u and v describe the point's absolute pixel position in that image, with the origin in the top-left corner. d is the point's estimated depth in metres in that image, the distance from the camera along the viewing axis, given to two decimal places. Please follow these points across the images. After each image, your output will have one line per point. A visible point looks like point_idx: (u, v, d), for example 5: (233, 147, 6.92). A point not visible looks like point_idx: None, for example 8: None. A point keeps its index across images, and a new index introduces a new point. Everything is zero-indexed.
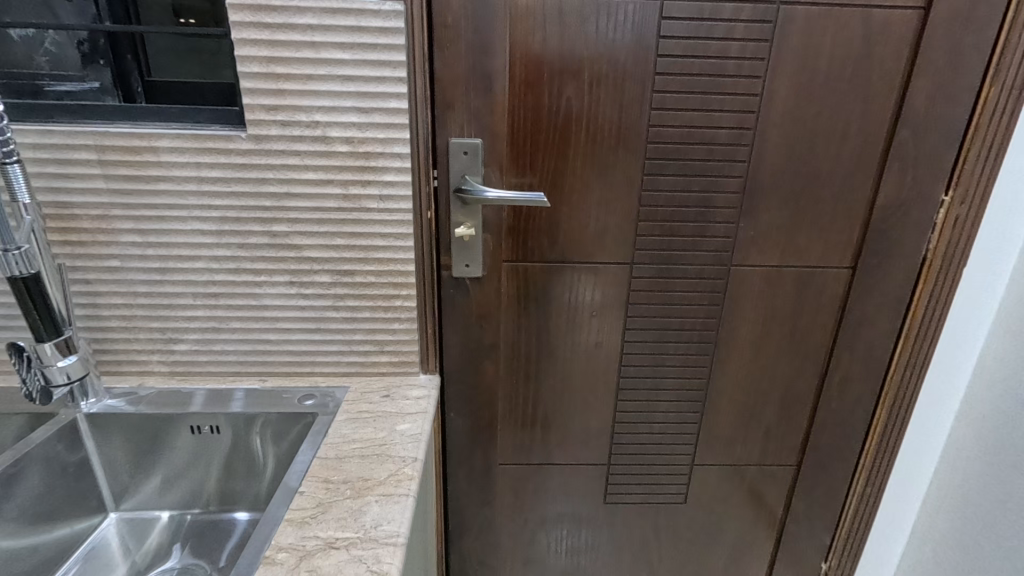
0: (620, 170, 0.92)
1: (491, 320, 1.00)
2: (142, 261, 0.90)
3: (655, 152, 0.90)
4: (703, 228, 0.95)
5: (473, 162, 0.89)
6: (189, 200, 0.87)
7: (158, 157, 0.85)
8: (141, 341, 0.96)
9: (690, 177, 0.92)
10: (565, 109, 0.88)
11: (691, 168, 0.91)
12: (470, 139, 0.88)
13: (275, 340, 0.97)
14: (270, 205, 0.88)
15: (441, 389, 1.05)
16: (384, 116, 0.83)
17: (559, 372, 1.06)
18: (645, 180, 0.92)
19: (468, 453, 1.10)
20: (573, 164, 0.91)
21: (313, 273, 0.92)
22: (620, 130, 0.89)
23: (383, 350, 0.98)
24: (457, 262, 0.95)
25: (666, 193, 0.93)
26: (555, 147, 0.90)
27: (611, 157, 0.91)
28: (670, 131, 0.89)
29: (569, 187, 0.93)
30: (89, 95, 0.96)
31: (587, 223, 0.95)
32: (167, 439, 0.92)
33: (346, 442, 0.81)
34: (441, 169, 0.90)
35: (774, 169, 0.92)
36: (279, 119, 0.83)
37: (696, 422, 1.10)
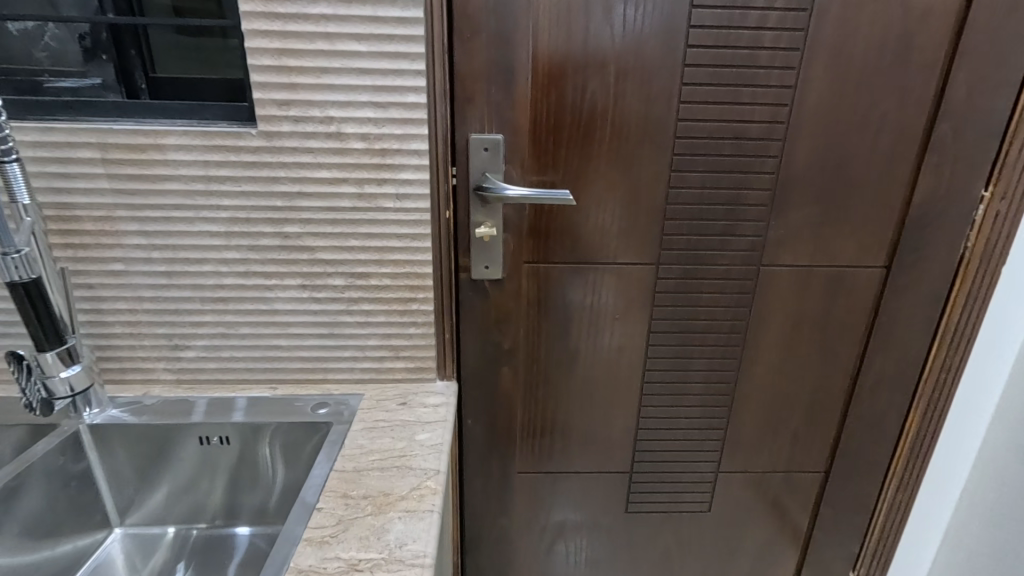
0: (646, 167, 0.88)
1: (511, 323, 0.96)
2: (148, 264, 0.86)
3: (684, 147, 0.87)
4: (732, 226, 0.91)
5: (493, 159, 0.86)
6: (197, 200, 0.83)
7: (164, 155, 0.81)
8: (147, 347, 0.92)
9: (720, 174, 0.88)
10: (589, 102, 0.84)
11: (721, 163, 0.88)
12: (490, 135, 0.84)
13: (286, 347, 0.93)
14: (282, 205, 0.84)
15: (459, 396, 1.01)
16: (402, 110, 0.79)
17: (580, 377, 1.02)
18: (673, 177, 0.88)
19: (485, 462, 1.06)
20: (597, 161, 0.87)
21: (326, 276, 0.89)
22: (646, 124, 0.85)
23: (399, 356, 0.94)
24: (476, 264, 0.91)
25: (694, 190, 0.89)
26: (579, 144, 0.86)
27: (636, 153, 0.87)
28: (699, 126, 0.86)
29: (592, 185, 0.89)
30: (91, 91, 0.92)
31: (611, 223, 0.91)
32: (174, 451, 0.88)
33: (363, 454, 0.77)
34: (460, 167, 0.86)
35: (806, 164, 0.88)
36: (291, 114, 0.79)
37: (722, 428, 1.06)
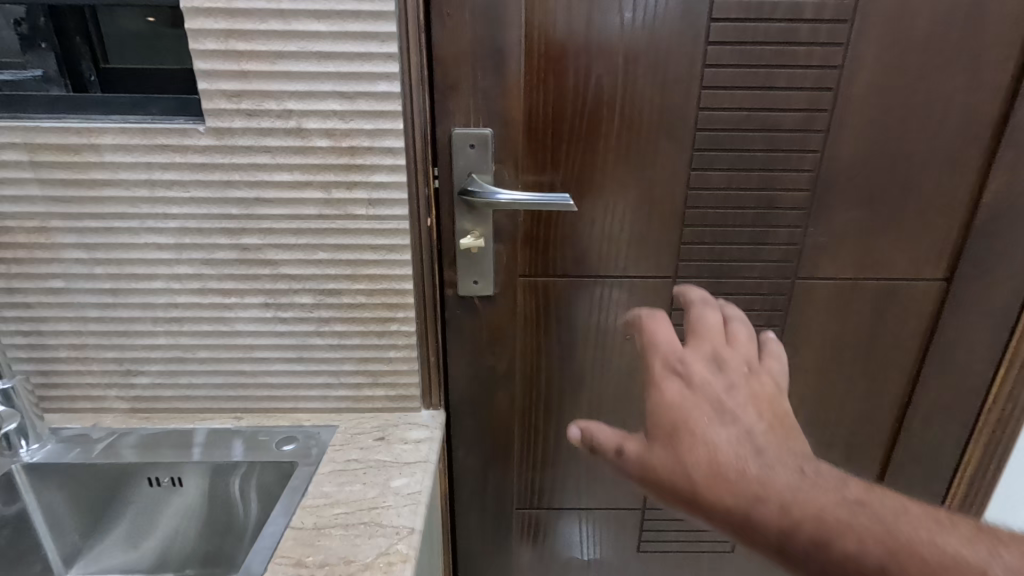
0: (662, 164, 0.75)
1: (505, 345, 0.84)
2: (90, 281, 0.76)
3: (706, 141, 0.73)
4: (762, 233, 0.78)
5: (481, 157, 0.73)
6: (141, 208, 0.72)
7: (101, 158, 0.70)
8: (97, 373, 0.81)
9: (750, 173, 0.75)
10: (594, 89, 0.71)
11: (751, 160, 0.74)
12: (478, 129, 0.72)
13: (250, 372, 0.82)
14: (238, 213, 0.73)
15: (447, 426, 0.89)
16: (372, 101, 0.68)
17: (586, 403, 0.90)
18: (692, 176, 0.75)
19: (479, 498, 0.94)
20: (603, 158, 0.75)
21: (293, 293, 0.77)
22: (662, 114, 0.72)
23: (377, 383, 0.83)
24: (464, 278, 0.79)
25: (719, 191, 0.76)
26: (582, 138, 0.74)
27: (650, 149, 0.74)
28: (725, 115, 0.72)
29: (598, 185, 0.76)
30: (31, 85, 0.82)
31: (620, 230, 0.79)
32: (123, 492, 0.78)
33: (328, 506, 0.66)
34: (443, 166, 0.74)
35: (853, 160, 0.74)
36: (243, 108, 0.68)
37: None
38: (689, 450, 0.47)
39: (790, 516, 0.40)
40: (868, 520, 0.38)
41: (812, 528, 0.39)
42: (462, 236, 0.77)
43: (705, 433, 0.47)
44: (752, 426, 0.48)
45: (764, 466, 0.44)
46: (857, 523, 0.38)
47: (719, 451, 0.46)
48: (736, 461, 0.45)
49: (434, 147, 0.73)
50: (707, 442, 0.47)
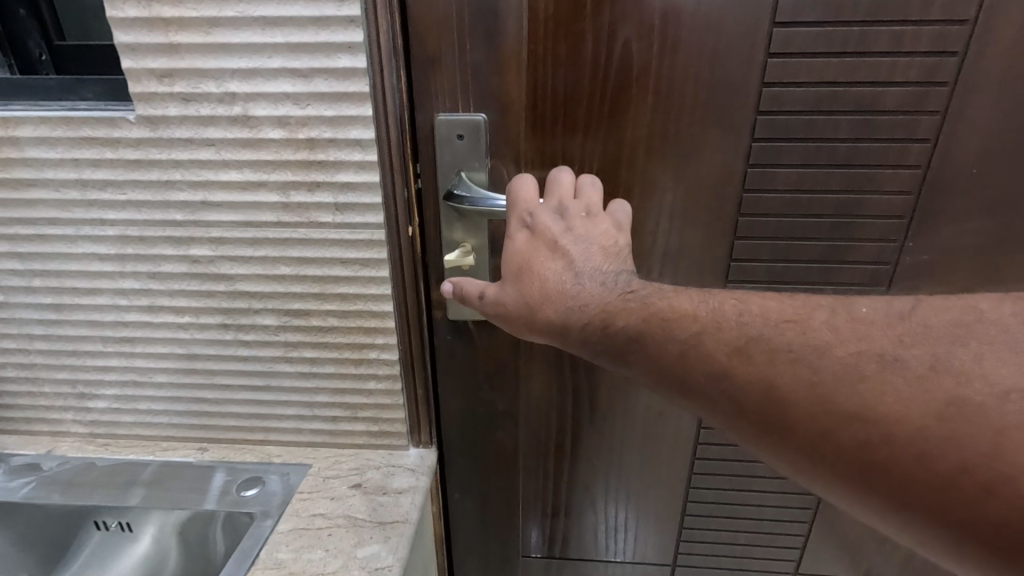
0: (709, 160, 0.57)
1: (508, 376, 0.70)
2: (31, 295, 0.66)
3: (770, 128, 0.55)
4: (841, 249, 0.60)
5: (472, 150, 0.58)
6: (75, 213, 0.61)
7: (23, 154, 0.59)
8: (49, 395, 0.72)
9: (829, 170, 0.56)
10: (620, 60, 0.54)
11: (832, 153, 0.56)
12: (468, 115, 0.56)
13: (214, 400, 0.71)
14: (184, 220, 0.61)
15: (441, 465, 0.76)
16: (331, 81, 0.53)
17: (607, 441, 0.76)
18: (751, 175, 0.57)
19: (480, 545, 0.81)
20: (631, 151, 0.58)
21: (253, 313, 0.65)
22: (712, 90, 0.54)
23: (357, 417, 0.70)
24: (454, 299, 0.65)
25: (785, 193, 0.58)
26: (604, 125, 0.57)
27: (692, 140, 0.57)
28: (799, 92, 0.54)
29: (625, 186, 0.59)
30: None
31: (652, 243, 0.62)
32: (72, 535, 0.69)
33: None
34: (426, 162, 0.59)
35: (977, 153, 0.54)
36: (178, 91, 0.55)
37: (804, 518, 0.78)
38: (525, 288, 0.48)
39: (595, 325, 0.45)
40: (635, 303, 0.44)
41: (606, 325, 0.44)
42: (450, 246, 0.62)
43: (540, 268, 0.48)
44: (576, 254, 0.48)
45: (577, 283, 0.47)
46: (624, 308, 0.44)
47: (547, 283, 0.47)
48: (558, 288, 0.47)
49: (414, 139, 0.58)
50: (539, 277, 0.48)
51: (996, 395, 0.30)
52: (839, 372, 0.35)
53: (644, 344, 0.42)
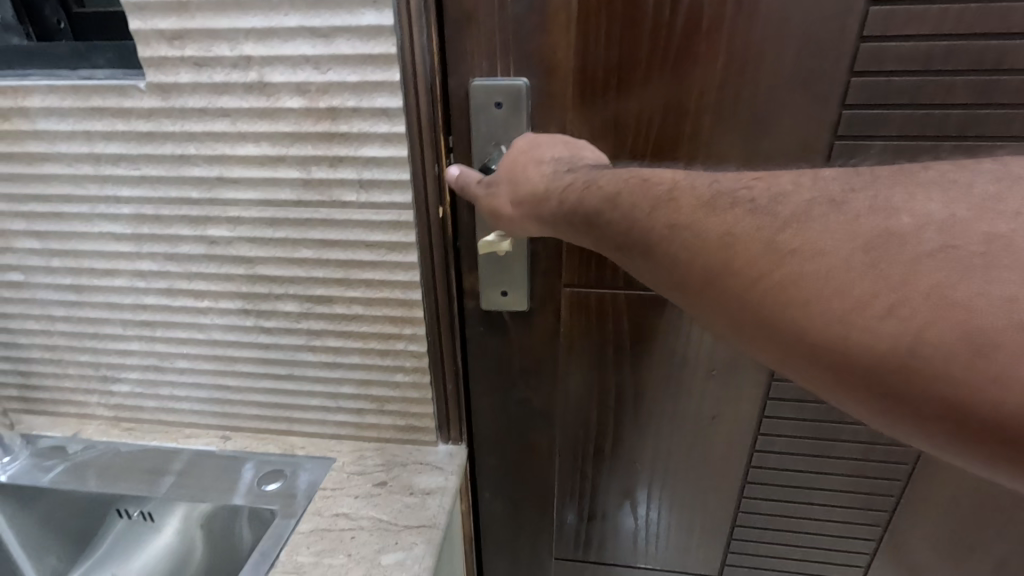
0: (787, 130, 0.49)
1: (546, 370, 0.64)
2: (50, 276, 0.64)
3: (867, 93, 0.47)
4: None
5: (511, 121, 0.51)
6: (90, 189, 0.58)
7: (34, 126, 0.55)
8: (74, 377, 0.71)
9: (936, 143, 0.48)
10: (689, 12, 0.46)
11: (941, 123, 0.47)
12: (509, 81, 0.50)
13: (236, 388, 0.68)
14: (200, 197, 0.56)
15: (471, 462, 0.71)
16: (354, 42, 0.48)
17: (651, 444, 0.69)
18: (839, 149, 0.50)
19: (508, 546, 0.77)
20: (696, 119, 0.50)
21: (274, 299, 0.61)
22: (799, 45, 0.46)
23: (382, 410, 0.66)
24: (489, 287, 0.59)
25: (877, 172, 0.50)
26: (664, 91, 0.49)
27: (769, 108, 0.49)
28: (907, 48, 0.45)
29: (688, 160, 0.52)
30: None
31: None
32: (95, 521, 0.67)
33: None
34: (458, 134, 0.53)
35: None
36: (190, 55, 0.50)
37: (870, 534, 0.72)
38: (512, 181, 0.48)
39: (573, 195, 0.44)
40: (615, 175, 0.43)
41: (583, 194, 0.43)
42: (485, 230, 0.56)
43: (527, 165, 0.48)
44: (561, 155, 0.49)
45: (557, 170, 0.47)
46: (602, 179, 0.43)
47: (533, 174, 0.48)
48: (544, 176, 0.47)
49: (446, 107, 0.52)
50: (526, 169, 0.48)
51: (918, 227, 0.32)
52: (795, 213, 0.35)
53: (616, 206, 0.41)
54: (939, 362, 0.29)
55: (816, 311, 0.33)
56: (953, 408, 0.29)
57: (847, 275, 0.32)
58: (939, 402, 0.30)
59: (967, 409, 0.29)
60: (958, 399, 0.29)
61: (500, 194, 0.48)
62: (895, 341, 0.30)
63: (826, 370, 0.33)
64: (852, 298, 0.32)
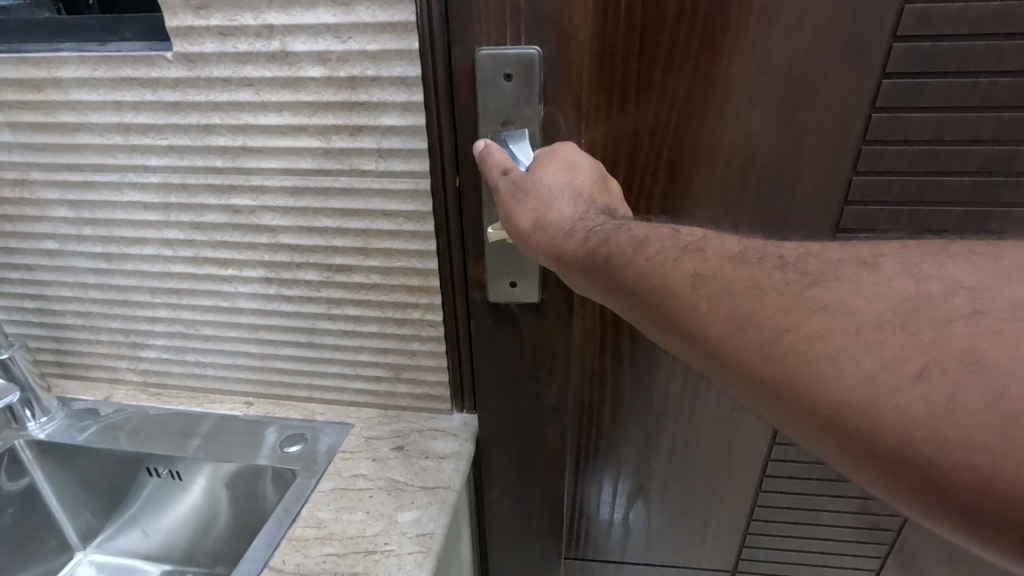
0: (823, 105, 0.51)
1: (561, 359, 0.64)
2: (82, 244, 0.66)
3: (914, 58, 0.49)
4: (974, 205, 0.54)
5: (520, 94, 0.51)
6: (120, 159, 0.60)
7: (67, 96, 0.57)
8: (105, 343, 0.74)
9: (981, 113, 0.50)
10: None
11: (988, 93, 0.49)
12: (520, 49, 0.49)
13: (260, 355, 0.70)
14: (224, 166, 0.58)
15: (488, 455, 0.71)
16: (374, 11, 0.49)
17: (669, 433, 0.70)
18: (879, 120, 0.51)
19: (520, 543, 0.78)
20: (723, 93, 0.52)
21: (295, 268, 0.63)
22: (828, 22, 0.48)
23: (399, 378, 0.68)
24: (497, 278, 0.59)
25: (917, 145, 0.52)
26: (690, 64, 0.51)
27: (807, 79, 0.51)
28: (958, 11, 0.46)
29: (711, 133, 0.54)
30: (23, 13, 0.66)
31: (739, 205, 0.57)
32: (127, 480, 0.70)
33: (317, 542, 0.53)
34: (464, 107, 0.52)
35: None
36: (214, 25, 0.51)
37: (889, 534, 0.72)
38: (528, 207, 0.46)
39: (594, 238, 0.41)
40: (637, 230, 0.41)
41: (602, 239, 0.41)
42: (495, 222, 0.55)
43: (544, 196, 0.46)
44: (579, 192, 0.47)
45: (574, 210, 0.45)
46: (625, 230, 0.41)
47: (547, 208, 0.45)
48: (560, 212, 0.45)
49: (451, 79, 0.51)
50: (541, 202, 0.46)
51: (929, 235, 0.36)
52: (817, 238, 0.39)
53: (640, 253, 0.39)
54: (979, 436, 0.27)
55: (836, 371, 0.31)
56: (986, 492, 0.27)
57: (848, 310, 0.32)
58: (978, 485, 0.27)
59: (1004, 492, 0.26)
60: (993, 479, 0.26)
61: (518, 207, 0.46)
62: (927, 409, 0.28)
63: (845, 437, 0.30)
64: (879, 357, 0.30)
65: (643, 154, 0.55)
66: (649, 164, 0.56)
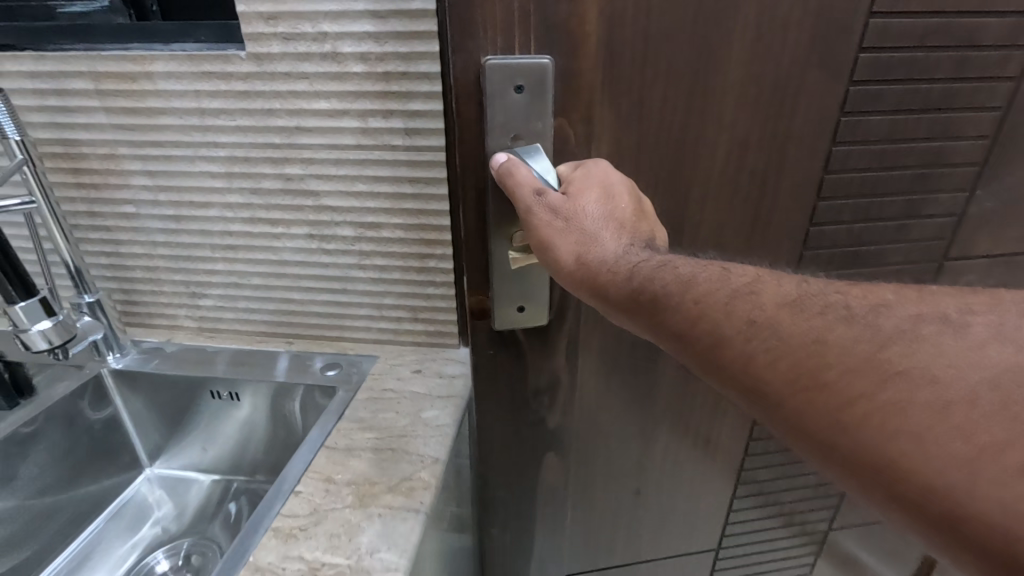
0: (803, 106, 0.59)
1: (574, 354, 0.70)
2: (156, 207, 0.81)
3: (875, 67, 0.58)
4: (913, 191, 0.67)
5: (529, 104, 0.54)
6: (194, 137, 0.75)
7: (155, 85, 0.72)
8: (167, 294, 0.88)
9: (920, 118, 0.62)
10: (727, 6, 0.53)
11: (926, 97, 0.61)
12: (532, 58, 0.52)
13: (299, 301, 0.86)
14: (280, 142, 0.73)
15: (508, 457, 0.76)
16: (405, 22, 0.64)
17: (671, 416, 0.77)
18: (848, 125, 0.61)
19: (540, 537, 0.84)
20: (720, 101, 0.57)
21: (334, 225, 0.78)
22: (810, 47, 0.56)
23: (417, 318, 0.84)
24: (507, 294, 0.63)
25: (875, 146, 0.63)
26: (689, 73, 0.56)
27: (791, 82, 0.58)
28: (906, 27, 0.57)
29: (707, 138, 0.59)
30: (99, 17, 0.78)
31: (734, 210, 0.64)
32: (192, 404, 0.85)
33: (361, 431, 0.68)
34: (469, 114, 0.54)
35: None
36: (280, 31, 0.67)
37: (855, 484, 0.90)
38: (575, 245, 0.51)
39: (632, 273, 0.48)
40: (669, 270, 0.47)
41: (637, 275, 0.47)
42: (505, 256, 0.60)
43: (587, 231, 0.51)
44: (619, 228, 0.52)
45: (619, 248, 0.51)
46: (658, 271, 0.47)
47: (591, 242, 0.51)
48: (602, 246, 0.51)
49: (457, 85, 0.53)
50: (585, 238, 0.51)
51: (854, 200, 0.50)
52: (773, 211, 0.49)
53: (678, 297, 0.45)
54: None
55: (898, 432, 0.35)
56: None
57: (891, 350, 0.38)
58: None
59: None
60: None
61: (564, 240, 0.51)
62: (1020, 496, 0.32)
63: (929, 508, 0.34)
64: (967, 441, 0.34)
65: (645, 157, 0.59)
66: (652, 167, 0.60)
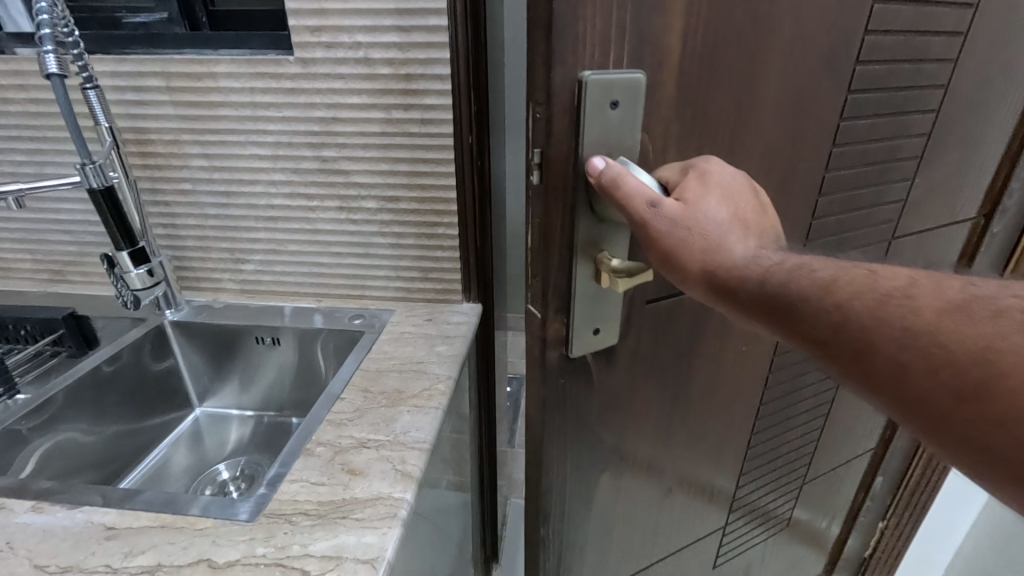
0: (816, 117, 0.71)
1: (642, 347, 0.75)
2: (208, 184, 0.96)
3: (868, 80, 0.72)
4: (877, 180, 0.83)
5: (624, 118, 0.57)
6: (246, 125, 0.90)
7: (216, 83, 0.88)
8: (213, 260, 1.03)
9: (890, 119, 0.78)
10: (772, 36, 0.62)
11: (893, 103, 0.76)
12: (626, 75, 0.55)
13: (328, 266, 1.01)
14: (319, 130, 0.89)
15: (582, 449, 0.79)
16: (424, 34, 0.81)
17: (710, 391, 0.87)
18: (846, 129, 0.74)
19: (588, 545, 0.90)
20: (761, 114, 0.66)
21: (361, 199, 0.94)
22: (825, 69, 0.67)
23: (427, 278, 1.00)
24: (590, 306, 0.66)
25: (860, 144, 0.78)
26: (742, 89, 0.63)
27: (808, 97, 0.69)
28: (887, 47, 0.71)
29: (750, 146, 0.68)
30: (159, 27, 0.93)
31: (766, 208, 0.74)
32: (238, 350, 0.99)
33: (387, 359, 0.84)
34: (563, 130, 0.56)
35: (948, 106, 0.82)
36: (323, 40, 0.83)
37: (814, 439, 1.11)
38: (701, 249, 0.56)
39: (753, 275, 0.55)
40: (788, 274, 0.52)
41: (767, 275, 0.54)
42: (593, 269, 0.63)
43: (710, 234, 0.56)
44: (737, 232, 0.58)
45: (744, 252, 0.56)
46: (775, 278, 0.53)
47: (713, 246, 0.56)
48: (724, 248, 0.56)
49: (553, 103, 0.55)
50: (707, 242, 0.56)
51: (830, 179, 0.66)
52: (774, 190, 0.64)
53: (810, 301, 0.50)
54: None
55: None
56: None
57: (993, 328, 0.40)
58: None
59: None
60: None
61: (692, 246, 0.56)
62: None
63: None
64: None
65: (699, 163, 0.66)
66: None
